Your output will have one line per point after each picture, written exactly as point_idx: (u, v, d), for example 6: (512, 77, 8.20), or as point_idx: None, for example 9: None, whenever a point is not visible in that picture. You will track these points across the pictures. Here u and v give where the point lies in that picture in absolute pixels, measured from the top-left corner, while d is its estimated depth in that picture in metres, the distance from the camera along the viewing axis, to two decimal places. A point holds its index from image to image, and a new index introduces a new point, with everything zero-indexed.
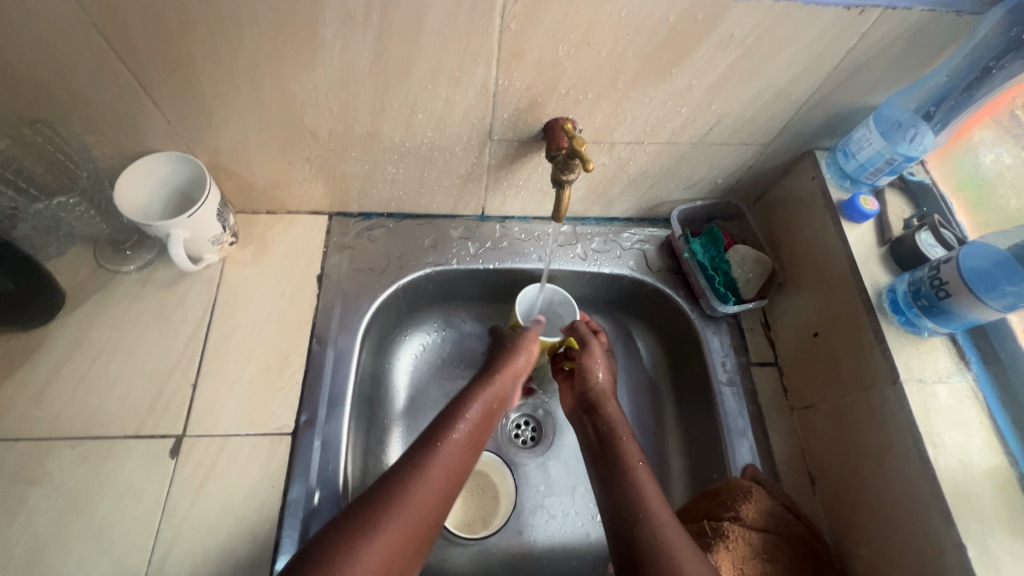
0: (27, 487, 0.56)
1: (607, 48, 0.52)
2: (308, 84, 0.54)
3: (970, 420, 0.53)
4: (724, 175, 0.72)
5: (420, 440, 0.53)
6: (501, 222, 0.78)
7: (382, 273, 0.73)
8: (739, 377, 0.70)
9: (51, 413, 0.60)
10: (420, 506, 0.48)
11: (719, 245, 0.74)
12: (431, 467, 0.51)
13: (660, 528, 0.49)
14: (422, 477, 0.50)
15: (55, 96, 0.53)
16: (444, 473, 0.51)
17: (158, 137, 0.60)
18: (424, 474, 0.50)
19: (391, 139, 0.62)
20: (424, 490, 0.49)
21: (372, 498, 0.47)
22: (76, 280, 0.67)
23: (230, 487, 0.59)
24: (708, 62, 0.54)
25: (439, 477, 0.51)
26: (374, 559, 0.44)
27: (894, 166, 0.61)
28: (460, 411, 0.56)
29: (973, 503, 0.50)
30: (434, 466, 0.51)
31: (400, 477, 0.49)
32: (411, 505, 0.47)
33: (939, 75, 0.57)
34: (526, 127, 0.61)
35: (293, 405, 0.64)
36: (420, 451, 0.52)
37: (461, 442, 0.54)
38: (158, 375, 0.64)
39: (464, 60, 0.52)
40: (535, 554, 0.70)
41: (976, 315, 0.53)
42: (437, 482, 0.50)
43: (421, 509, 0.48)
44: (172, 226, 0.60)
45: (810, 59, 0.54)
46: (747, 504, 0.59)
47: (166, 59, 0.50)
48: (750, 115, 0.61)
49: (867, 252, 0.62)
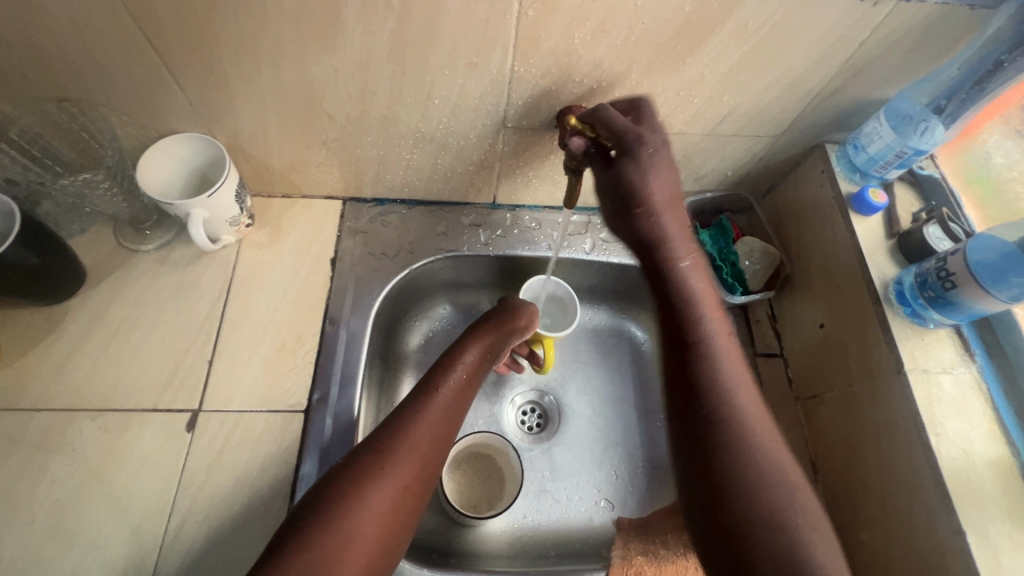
0: (48, 455, 0.58)
1: (622, 37, 0.52)
2: (329, 67, 0.55)
3: (973, 410, 0.54)
4: (734, 168, 0.73)
5: (409, 399, 0.55)
6: (512, 210, 0.80)
7: (395, 257, 0.75)
8: None
9: (72, 385, 0.62)
10: (412, 461, 0.50)
11: (728, 236, 0.75)
12: (423, 420, 0.53)
13: (765, 468, 0.45)
14: (414, 430, 0.52)
15: (83, 76, 0.54)
16: (435, 425, 0.53)
17: (181, 119, 0.61)
18: (416, 427, 0.52)
19: (407, 125, 0.63)
20: (417, 440, 0.51)
21: (369, 453, 0.49)
22: (98, 257, 0.69)
23: (244, 460, 0.60)
24: (721, 51, 0.54)
25: (428, 429, 0.52)
26: (375, 510, 0.46)
27: (904, 159, 0.62)
28: (447, 371, 0.58)
29: (974, 490, 0.50)
30: (426, 420, 0.53)
31: (395, 431, 0.51)
32: (407, 454, 0.49)
33: (950, 69, 0.58)
34: (540, 115, 0.62)
35: (306, 383, 0.65)
36: (410, 408, 0.53)
37: (450, 396, 0.56)
38: (175, 351, 0.65)
39: (482, 46, 0.53)
40: (539, 537, 0.72)
41: (982, 306, 0.54)
42: (429, 433, 0.52)
43: (416, 459, 0.50)
44: (192, 205, 0.61)
45: (823, 51, 0.55)
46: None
47: (190, 40, 0.52)
48: (761, 106, 0.62)
49: (874, 244, 0.63)
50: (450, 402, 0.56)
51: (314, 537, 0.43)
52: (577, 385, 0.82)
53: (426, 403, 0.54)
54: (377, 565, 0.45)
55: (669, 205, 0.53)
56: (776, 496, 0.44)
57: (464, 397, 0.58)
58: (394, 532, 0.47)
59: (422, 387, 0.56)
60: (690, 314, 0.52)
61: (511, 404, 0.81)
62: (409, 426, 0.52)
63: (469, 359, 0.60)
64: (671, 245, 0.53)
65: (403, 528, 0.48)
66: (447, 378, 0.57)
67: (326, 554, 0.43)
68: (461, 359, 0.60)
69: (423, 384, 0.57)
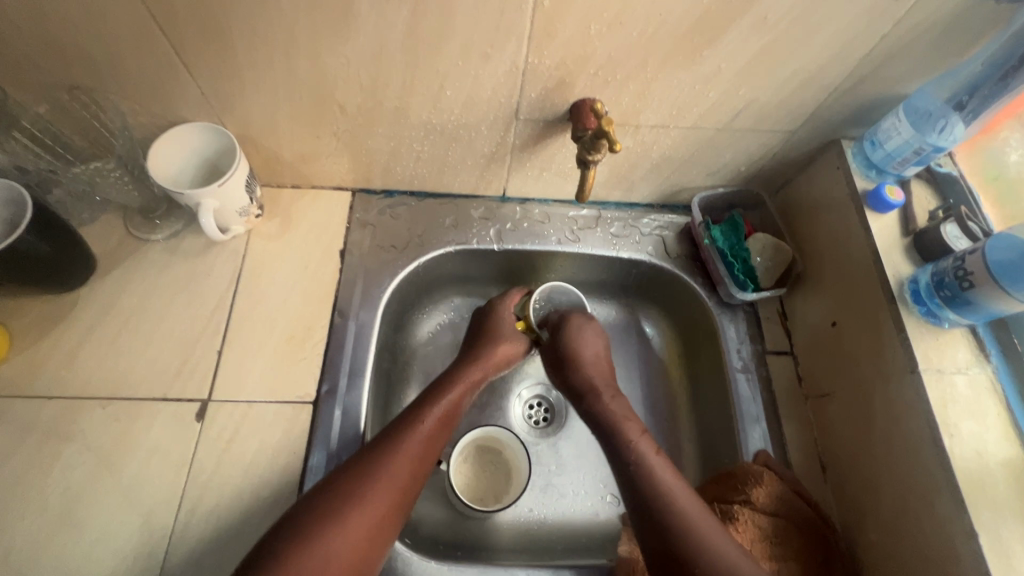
0: (60, 443, 0.59)
1: (638, 29, 0.52)
2: (341, 57, 0.55)
3: (987, 411, 0.54)
4: (747, 163, 0.72)
5: (391, 427, 0.57)
6: (521, 203, 0.79)
7: (403, 250, 0.74)
8: (754, 364, 0.71)
9: (83, 373, 0.62)
10: (386, 494, 0.52)
11: (739, 233, 0.74)
12: (403, 448, 0.55)
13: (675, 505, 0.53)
14: (393, 462, 0.54)
15: (95, 64, 0.54)
16: (415, 454, 0.56)
17: (191, 108, 0.61)
18: (396, 454, 0.55)
19: (419, 116, 0.63)
20: (395, 468, 0.54)
21: (347, 479, 0.52)
22: (108, 246, 0.69)
23: (253, 451, 0.60)
24: (739, 44, 0.53)
25: (409, 458, 0.55)
26: (348, 536, 0.49)
27: (922, 156, 0.61)
28: (430, 405, 0.60)
29: (987, 492, 0.50)
30: (405, 451, 0.55)
31: (377, 457, 0.54)
32: (379, 488, 0.52)
33: (973, 65, 0.57)
34: (552, 107, 0.61)
35: (315, 374, 0.65)
36: (390, 438, 0.56)
37: (431, 429, 0.58)
38: (184, 341, 0.65)
39: (496, 37, 0.52)
40: (545, 531, 0.72)
41: (999, 306, 0.53)
42: (410, 460, 0.55)
43: (392, 488, 0.53)
44: (202, 194, 0.61)
45: (841, 45, 0.54)
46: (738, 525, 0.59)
47: (202, 29, 0.51)
48: (777, 101, 0.61)
49: (890, 243, 0.62)
50: (432, 433, 0.58)
51: (290, 559, 0.46)
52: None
53: (411, 431, 0.57)
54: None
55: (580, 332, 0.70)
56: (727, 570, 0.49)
57: (447, 427, 0.61)
58: (363, 559, 0.50)
59: (407, 415, 0.58)
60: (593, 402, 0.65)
61: (518, 399, 0.81)
62: (390, 453, 0.54)
63: (453, 396, 0.62)
64: (579, 368, 0.68)
65: (372, 556, 0.50)
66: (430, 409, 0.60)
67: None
68: (447, 390, 0.62)
69: (409, 411, 0.59)
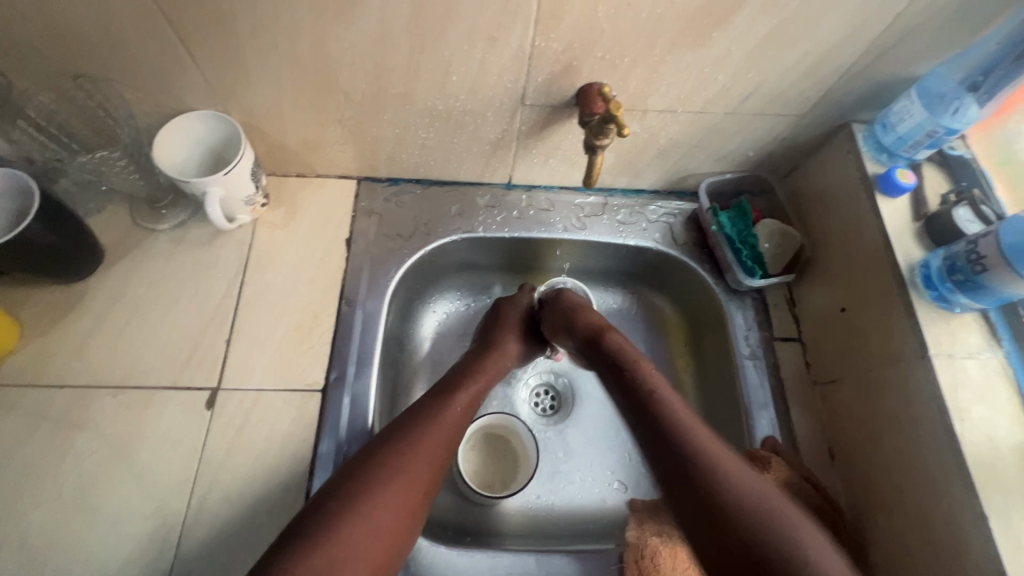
0: (72, 431, 0.59)
1: (647, 10, 0.51)
2: (345, 42, 0.54)
3: (998, 396, 0.53)
4: (755, 148, 0.71)
5: (424, 406, 0.58)
6: (527, 191, 0.79)
7: (409, 238, 0.74)
8: (762, 351, 0.71)
9: (93, 362, 0.63)
10: (425, 466, 0.53)
11: (748, 219, 0.73)
12: (438, 425, 0.56)
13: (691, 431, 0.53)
14: (429, 438, 0.55)
15: (99, 52, 0.54)
16: (449, 431, 0.57)
17: (196, 96, 0.61)
18: (431, 429, 0.55)
19: (424, 102, 0.62)
20: (432, 443, 0.55)
21: (385, 455, 0.52)
22: (116, 236, 0.69)
23: (263, 438, 0.61)
24: (749, 25, 0.52)
25: (444, 432, 0.56)
26: (390, 505, 0.50)
27: (935, 139, 0.60)
28: (458, 389, 0.61)
29: (997, 476, 0.50)
30: (441, 427, 0.56)
31: (413, 432, 0.54)
32: (420, 461, 0.53)
33: (989, 44, 0.56)
34: (559, 92, 0.60)
35: (323, 362, 0.66)
36: (425, 416, 0.57)
37: (463, 408, 0.60)
38: (193, 330, 0.66)
39: (502, 20, 0.52)
40: (553, 517, 0.72)
41: (1013, 290, 0.52)
42: (445, 435, 0.56)
43: (429, 463, 0.54)
44: (208, 183, 0.61)
45: (855, 24, 0.53)
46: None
47: (206, 14, 0.51)
48: (788, 83, 0.60)
49: (901, 227, 0.61)
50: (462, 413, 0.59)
51: (334, 534, 0.46)
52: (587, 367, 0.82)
53: (443, 409, 0.58)
54: (388, 564, 0.49)
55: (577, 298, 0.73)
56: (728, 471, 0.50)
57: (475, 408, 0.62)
58: (402, 532, 0.50)
59: (438, 394, 0.60)
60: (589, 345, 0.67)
61: (524, 387, 0.81)
62: (425, 428, 0.55)
63: (480, 384, 0.63)
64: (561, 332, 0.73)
65: (410, 530, 0.51)
66: (459, 390, 0.61)
67: (344, 553, 0.46)
68: (474, 374, 0.64)
69: (437, 392, 0.60)
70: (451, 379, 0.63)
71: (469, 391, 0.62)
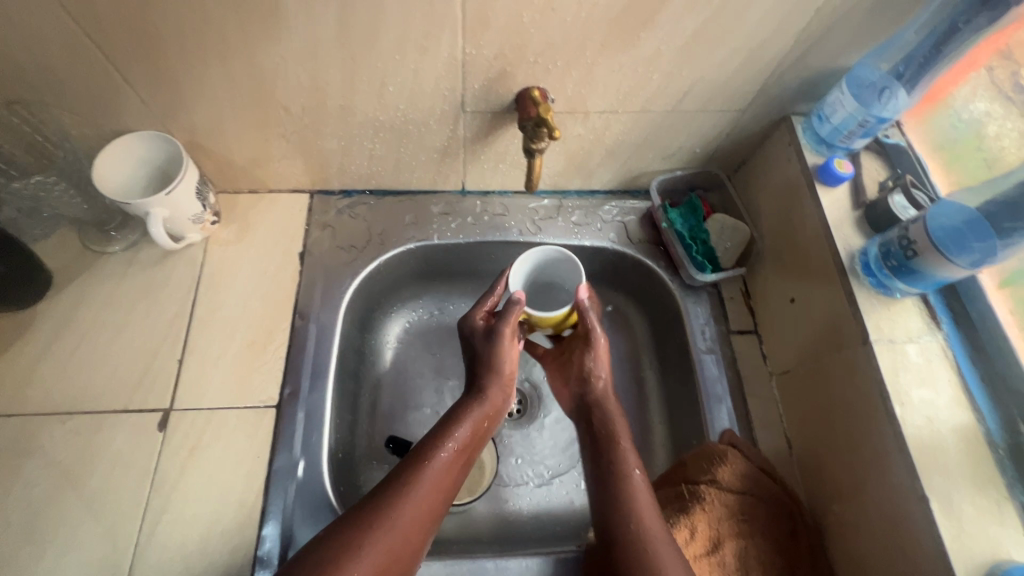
0: (21, 460, 0.58)
1: (572, 13, 0.51)
2: (277, 58, 0.54)
3: (938, 378, 0.54)
4: (701, 144, 0.72)
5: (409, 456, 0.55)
6: (482, 197, 0.79)
7: (363, 249, 0.74)
8: (718, 344, 0.71)
9: (42, 389, 0.62)
10: (413, 516, 0.50)
11: (698, 214, 0.75)
12: (429, 475, 0.53)
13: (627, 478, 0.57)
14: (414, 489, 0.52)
15: (30, 77, 0.54)
16: (438, 487, 0.53)
17: (135, 117, 0.60)
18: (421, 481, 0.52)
19: (365, 113, 0.62)
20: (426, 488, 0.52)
21: (379, 503, 0.50)
22: (63, 260, 0.68)
23: (217, 456, 0.60)
24: (674, 25, 0.53)
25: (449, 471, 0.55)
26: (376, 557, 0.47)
27: (868, 128, 0.61)
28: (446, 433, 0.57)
29: (939, 457, 0.50)
30: (431, 479, 0.53)
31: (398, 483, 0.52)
32: (406, 511, 0.50)
33: (910, 32, 0.57)
34: (498, 98, 0.61)
35: (278, 377, 0.65)
36: (410, 467, 0.53)
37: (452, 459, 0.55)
38: (145, 351, 0.65)
39: (430, 30, 0.52)
40: (520, 521, 0.72)
41: (944, 274, 0.53)
42: (433, 491, 0.53)
43: (432, 503, 0.52)
44: (150, 204, 0.61)
45: (778, 19, 0.54)
46: (704, 505, 0.60)
47: (132, 36, 0.51)
48: (722, 79, 0.61)
49: (840, 216, 0.62)
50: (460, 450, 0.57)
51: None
52: None
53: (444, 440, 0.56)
54: None
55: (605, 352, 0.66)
56: (626, 511, 0.54)
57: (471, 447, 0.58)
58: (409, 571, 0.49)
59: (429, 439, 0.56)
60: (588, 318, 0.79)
61: None
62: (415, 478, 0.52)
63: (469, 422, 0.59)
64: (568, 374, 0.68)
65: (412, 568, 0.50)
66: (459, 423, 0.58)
67: None
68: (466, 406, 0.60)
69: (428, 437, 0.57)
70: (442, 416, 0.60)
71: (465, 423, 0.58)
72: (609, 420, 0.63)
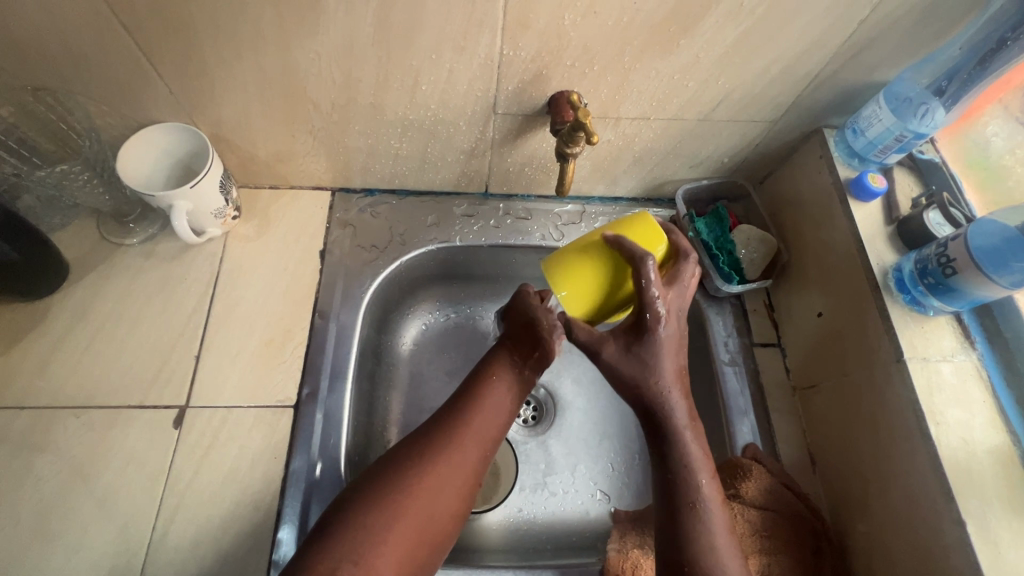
0: (33, 454, 0.57)
1: (613, 18, 0.51)
2: (311, 52, 0.53)
3: (973, 398, 0.53)
4: (730, 154, 0.71)
5: (407, 469, 0.49)
6: (504, 200, 0.78)
7: (384, 249, 0.73)
8: (741, 357, 0.70)
9: (56, 381, 0.61)
10: (415, 532, 0.47)
11: (724, 225, 0.74)
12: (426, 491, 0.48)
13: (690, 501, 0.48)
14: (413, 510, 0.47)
15: (58, 64, 0.53)
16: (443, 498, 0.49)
17: (162, 108, 0.60)
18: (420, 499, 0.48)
19: (395, 112, 0.61)
20: (445, 471, 0.50)
21: (379, 525, 0.46)
22: (80, 251, 0.67)
23: (233, 456, 0.59)
24: (715, 33, 0.53)
25: (475, 451, 0.53)
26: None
27: (903, 143, 0.60)
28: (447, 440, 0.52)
29: (974, 479, 0.49)
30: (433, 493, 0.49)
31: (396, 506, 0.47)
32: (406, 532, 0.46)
33: (953, 48, 0.56)
34: (530, 100, 0.60)
35: (296, 377, 0.64)
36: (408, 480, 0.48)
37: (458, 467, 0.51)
38: (162, 345, 0.64)
39: (469, 29, 0.51)
40: (534, 531, 0.71)
41: (982, 292, 0.53)
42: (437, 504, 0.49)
43: (456, 487, 0.50)
44: (174, 196, 0.60)
45: (821, 31, 0.53)
46: None
47: (166, 25, 0.50)
48: (758, 89, 0.60)
49: (873, 230, 0.61)
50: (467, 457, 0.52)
51: None
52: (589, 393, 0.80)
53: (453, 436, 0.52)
54: None
55: (670, 344, 0.49)
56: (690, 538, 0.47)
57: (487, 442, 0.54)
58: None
59: (429, 450, 0.51)
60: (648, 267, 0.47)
61: None
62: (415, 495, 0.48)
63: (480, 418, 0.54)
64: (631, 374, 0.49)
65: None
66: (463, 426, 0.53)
67: None
68: (497, 370, 0.58)
69: (430, 447, 0.51)
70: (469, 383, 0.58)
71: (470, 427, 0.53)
72: (677, 428, 0.49)
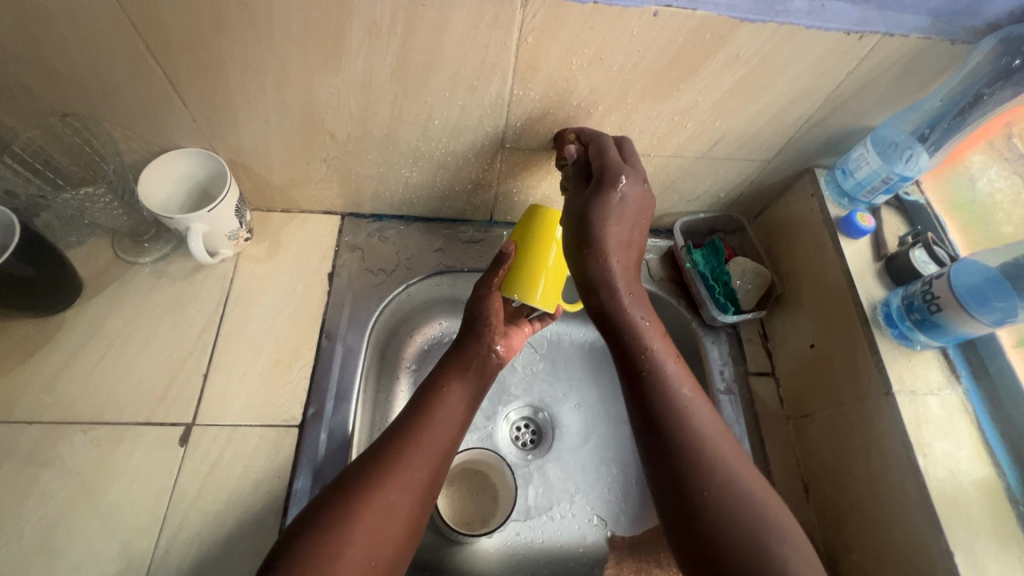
0: (38, 469, 0.58)
1: (618, 64, 0.54)
2: (332, 87, 0.56)
3: (960, 431, 0.55)
4: (726, 189, 0.75)
5: (367, 467, 0.51)
6: (508, 228, 0.81)
7: (392, 273, 0.75)
8: (737, 386, 0.72)
9: (65, 397, 0.62)
10: (376, 525, 0.47)
11: (720, 256, 0.76)
12: (387, 483, 0.50)
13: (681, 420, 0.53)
14: (372, 504, 0.48)
15: (88, 92, 0.55)
16: (404, 491, 0.50)
17: (184, 135, 0.62)
18: (380, 492, 0.49)
19: (408, 144, 0.64)
20: (401, 484, 0.50)
21: (337, 520, 0.47)
22: (95, 269, 0.69)
23: (237, 475, 0.60)
24: (713, 80, 0.56)
25: (434, 448, 0.54)
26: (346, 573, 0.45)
27: (890, 185, 0.64)
28: (409, 438, 0.53)
29: (962, 510, 0.51)
30: (393, 484, 0.50)
31: (354, 504, 0.48)
32: (369, 522, 0.47)
33: (934, 100, 0.60)
34: (537, 136, 0.63)
35: (302, 398, 0.65)
36: (365, 477, 0.50)
37: (418, 461, 0.52)
38: (169, 364, 0.65)
39: (482, 71, 0.54)
40: (532, 555, 0.71)
41: (966, 328, 0.56)
42: (395, 498, 0.49)
43: (411, 494, 0.50)
44: (192, 219, 0.62)
45: (811, 79, 0.57)
46: None
47: (195, 59, 0.53)
48: (753, 130, 0.63)
49: (862, 266, 0.65)
50: (427, 453, 0.53)
51: None
52: (588, 417, 0.81)
53: (412, 434, 0.54)
54: None
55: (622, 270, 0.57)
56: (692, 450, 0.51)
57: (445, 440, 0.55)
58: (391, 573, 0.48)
59: (389, 447, 0.52)
60: (593, 261, 0.57)
61: (505, 421, 0.80)
62: (373, 489, 0.49)
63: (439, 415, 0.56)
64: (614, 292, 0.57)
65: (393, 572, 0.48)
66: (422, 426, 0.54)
67: None
68: (451, 380, 0.60)
69: (390, 444, 0.53)
70: (421, 398, 0.58)
71: (430, 426, 0.55)
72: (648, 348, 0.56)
